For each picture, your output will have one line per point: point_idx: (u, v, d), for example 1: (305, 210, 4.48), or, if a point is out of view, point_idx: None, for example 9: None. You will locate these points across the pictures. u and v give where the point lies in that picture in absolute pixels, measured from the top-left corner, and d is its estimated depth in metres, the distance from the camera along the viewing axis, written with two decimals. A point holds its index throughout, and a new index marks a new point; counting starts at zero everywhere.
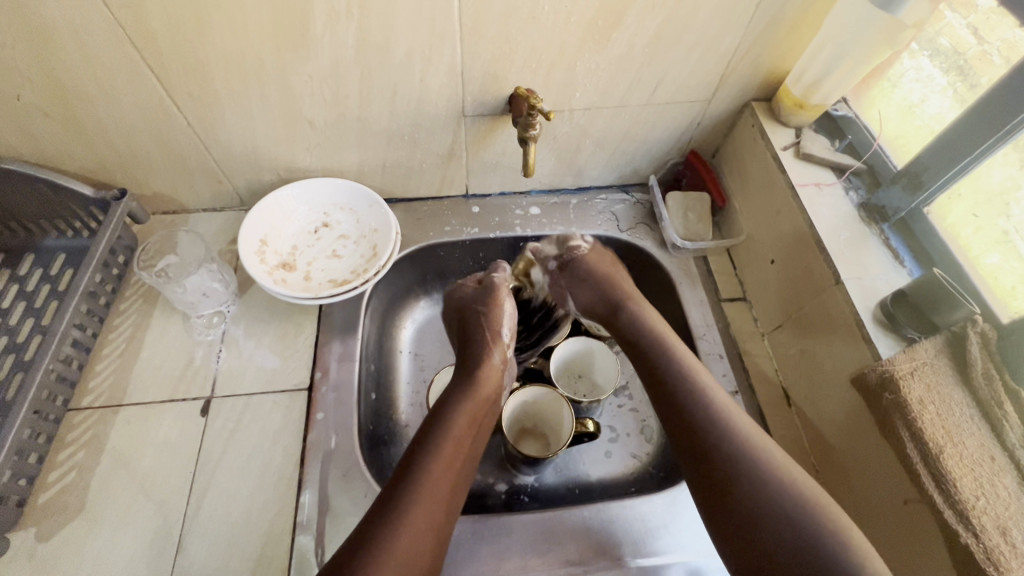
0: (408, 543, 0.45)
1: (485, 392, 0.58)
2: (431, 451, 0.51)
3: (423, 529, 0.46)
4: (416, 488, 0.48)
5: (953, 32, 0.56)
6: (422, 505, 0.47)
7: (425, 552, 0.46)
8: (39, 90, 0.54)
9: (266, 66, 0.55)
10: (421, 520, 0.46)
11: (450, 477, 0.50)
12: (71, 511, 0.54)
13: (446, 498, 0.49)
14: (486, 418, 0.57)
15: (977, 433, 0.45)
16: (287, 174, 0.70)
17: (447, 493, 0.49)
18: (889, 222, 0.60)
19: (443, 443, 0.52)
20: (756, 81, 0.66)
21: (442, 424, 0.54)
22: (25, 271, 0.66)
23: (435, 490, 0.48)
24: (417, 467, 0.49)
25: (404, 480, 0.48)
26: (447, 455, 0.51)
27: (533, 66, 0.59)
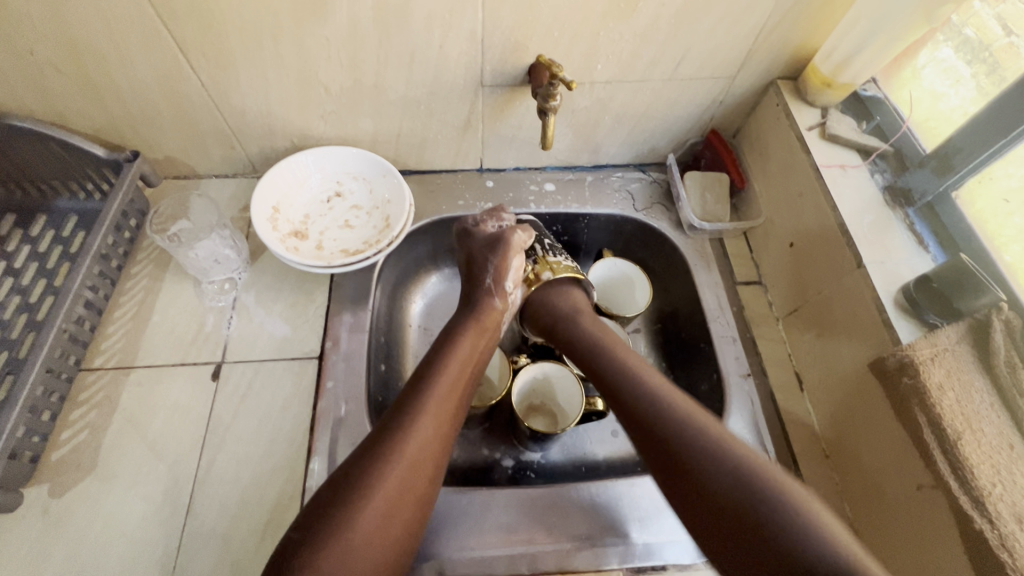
0: (414, 460, 0.47)
1: (487, 329, 0.60)
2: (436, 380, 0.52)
3: (428, 450, 0.48)
4: (424, 403, 0.50)
5: (981, 22, 0.56)
6: (428, 428, 0.49)
7: (432, 464, 0.48)
8: (52, 45, 0.53)
9: (283, 28, 0.54)
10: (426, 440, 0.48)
11: (453, 403, 0.52)
12: (83, 469, 0.54)
13: (449, 423, 0.51)
14: (486, 350, 0.59)
15: (997, 421, 0.44)
16: (301, 141, 0.69)
17: (452, 413, 0.52)
18: (914, 206, 0.59)
19: (446, 373, 0.53)
20: (783, 58, 0.64)
21: (445, 355, 0.55)
22: (36, 231, 0.66)
23: (443, 408, 0.51)
24: (424, 389, 0.51)
25: (409, 404, 0.50)
26: (451, 384, 0.53)
27: (555, 35, 0.57)
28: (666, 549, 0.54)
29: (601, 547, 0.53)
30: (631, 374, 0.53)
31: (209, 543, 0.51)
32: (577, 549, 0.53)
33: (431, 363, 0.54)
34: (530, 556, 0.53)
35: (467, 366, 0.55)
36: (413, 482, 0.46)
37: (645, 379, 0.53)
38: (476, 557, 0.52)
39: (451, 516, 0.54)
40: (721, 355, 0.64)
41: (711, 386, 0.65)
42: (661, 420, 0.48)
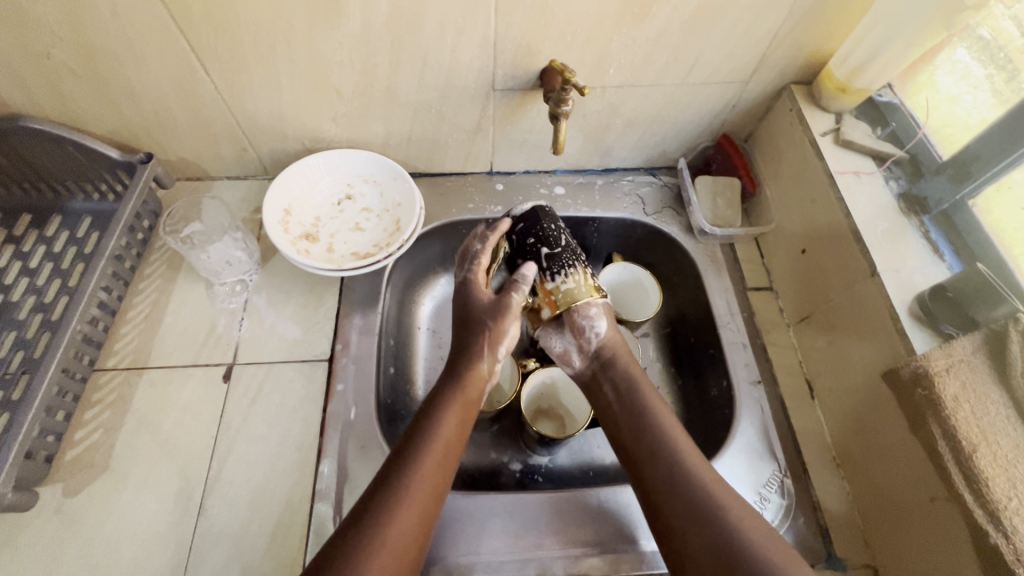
0: (390, 562, 0.42)
1: (472, 398, 0.54)
2: (419, 461, 0.48)
3: (408, 545, 0.44)
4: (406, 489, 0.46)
5: (996, 24, 0.56)
6: (407, 521, 0.45)
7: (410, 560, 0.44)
8: (69, 48, 0.54)
9: (297, 32, 0.54)
10: (403, 537, 0.44)
11: (436, 492, 0.48)
12: (97, 469, 0.55)
13: (430, 509, 0.47)
14: (470, 424, 0.54)
15: (1013, 434, 0.43)
16: (312, 144, 0.69)
17: (434, 499, 0.47)
18: (930, 214, 0.58)
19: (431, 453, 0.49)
20: (797, 63, 0.64)
21: (428, 431, 0.50)
22: (51, 232, 0.67)
23: (426, 493, 0.47)
24: (406, 472, 0.47)
25: (390, 494, 0.45)
26: (435, 465, 0.48)
27: (567, 39, 0.57)
28: None
29: (610, 553, 0.53)
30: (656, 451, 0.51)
31: (220, 545, 0.52)
32: (585, 555, 0.53)
33: (414, 440, 0.50)
34: (538, 562, 0.53)
35: (451, 441, 0.51)
36: None
37: (678, 450, 0.51)
38: (485, 562, 0.52)
39: (459, 521, 0.54)
40: (731, 361, 0.64)
41: (720, 392, 0.65)
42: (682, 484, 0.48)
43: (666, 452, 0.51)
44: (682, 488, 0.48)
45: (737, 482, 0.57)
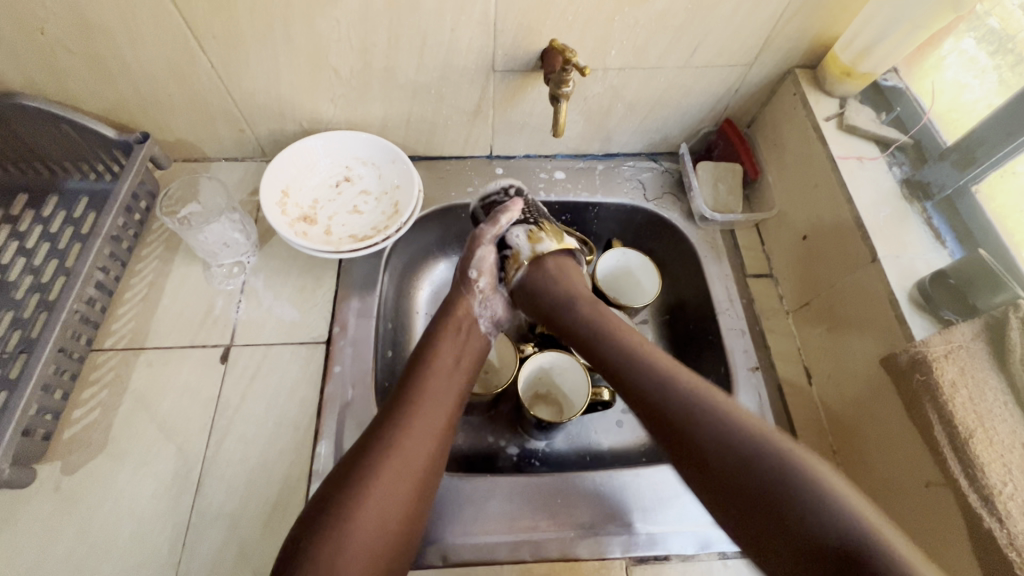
0: (400, 465, 0.48)
1: (459, 331, 0.59)
2: (419, 390, 0.53)
3: (416, 451, 0.49)
4: (406, 409, 0.51)
5: (1005, 11, 0.55)
6: (412, 438, 0.49)
7: (422, 464, 0.49)
8: (64, 24, 0.53)
9: (294, 9, 0.53)
10: (411, 449, 0.49)
11: (441, 412, 0.52)
12: (94, 447, 0.55)
13: (436, 420, 0.52)
14: (468, 349, 0.58)
15: (1010, 419, 0.43)
16: (310, 126, 0.69)
17: (437, 411, 0.52)
18: (933, 201, 0.57)
19: (430, 382, 0.54)
20: (802, 47, 0.63)
21: (424, 364, 0.55)
22: (48, 212, 0.66)
23: (426, 410, 0.52)
24: (406, 397, 0.52)
25: (392, 420, 0.50)
26: (430, 389, 0.53)
27: (569, 20, 0.56)
28: (670, 541, 0.54)
29: (604, 537, 0.54)
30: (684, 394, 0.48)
31: (217, 523, 0.52)
32: (581, 537, 0.53)
33: (413, 374, 0.55)
34: (533, 543, 0.53)
35: (447, 369, 0.55)
36: (403, 483, 0.47)
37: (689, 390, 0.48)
38: (480, 544, 0.53)
39: (455, 502, 0.55)
40: (729, 348, 0.64)
41: (718, 378, 0.65)
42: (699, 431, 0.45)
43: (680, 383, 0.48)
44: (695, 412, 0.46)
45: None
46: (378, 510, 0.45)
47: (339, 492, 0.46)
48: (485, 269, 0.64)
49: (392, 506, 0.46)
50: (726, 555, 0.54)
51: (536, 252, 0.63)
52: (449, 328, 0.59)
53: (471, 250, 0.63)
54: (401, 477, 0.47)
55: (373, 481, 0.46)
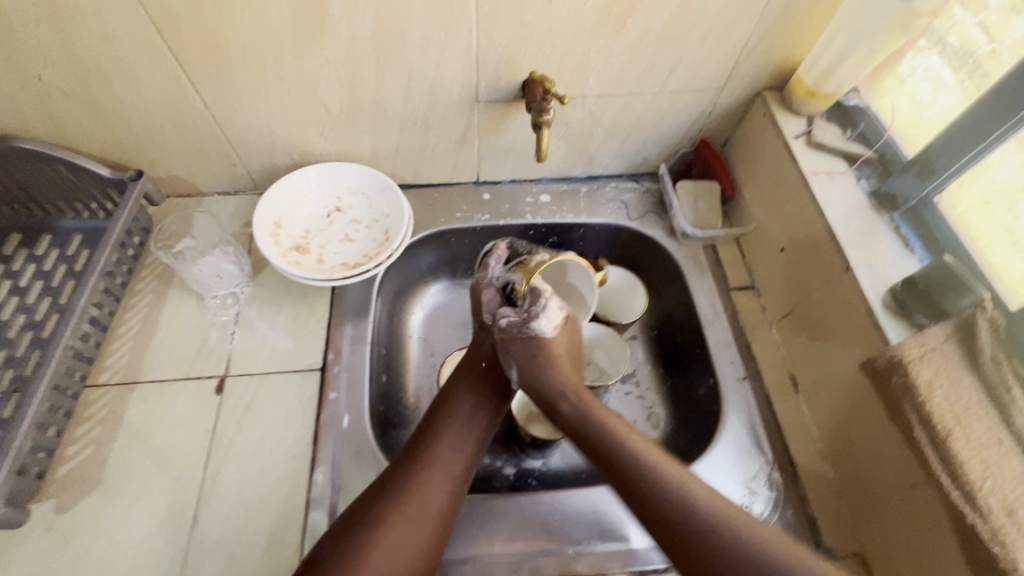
0: (417, 504, 0.49)
1: (479, 375, 0.61)
2: (441, 430, 0.56)
3: (437, 487, 0.51)
4: (429, 447, 0.54)
5: (964, 31, 0.57)
6: (433, 473, 0.52)
7: (444, 500, 0.51)
8: (61, 70, 0.55)
9: (285, 50, 0.56)
10: (430, 486, 0.51)
11: (464, 447, 0.55)
12: (88, 484, 0.55)
13: (456, 456, 0.54)
14: (488, 385, 0.60)
15: (985, 417, 0.45)
16: (302, 158, 0.71)
17: (458, 448, 0.54)
18: (900, 210, 0.60)
19: (449, 419, 0.56)
20: (768, 70, 0.66)
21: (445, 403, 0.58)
22: (42, 250, 0.67)
23: (451, 445, 0.54)
24: (429, 435, 0.55)
25: (414, 458, 0.53)
26: (451, 428, 0.56)
27: (547, 52, 0.59)
28: (668, 553, 0.54)
29: (603, 552, 0.54)
30: (651, 469, 0.48)
31: (214, 555, 0.52)
32: (580, 554, 0.54)
33: (435, 415, 0.57)
34: (533, 562, 0.53)
35: (468, 408, 0.58)
36: (421, 520, 0.49)
37: (668, 476, 0.47)
38: (480, 565, 0.53)
39: (453, 523, 0.55)
40: (717, 360, 0.65)
41: (708, 390, 0.66)
42: (683, 517, 0.45)
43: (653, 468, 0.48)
44: (641, 483, 0.47)
45: (722, 476, 0.58)
46: (391, 549, 0.47)
47: (357, 530, 0.47)
48: (497, 310, 0.63)
49: (402, 550, 0.47)
50: None
51: (533, 272, 0.62)
52: (471, 372, 0.61)
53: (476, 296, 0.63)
54: (420, 514, 0.49)
55: (388, 523, 0.48)
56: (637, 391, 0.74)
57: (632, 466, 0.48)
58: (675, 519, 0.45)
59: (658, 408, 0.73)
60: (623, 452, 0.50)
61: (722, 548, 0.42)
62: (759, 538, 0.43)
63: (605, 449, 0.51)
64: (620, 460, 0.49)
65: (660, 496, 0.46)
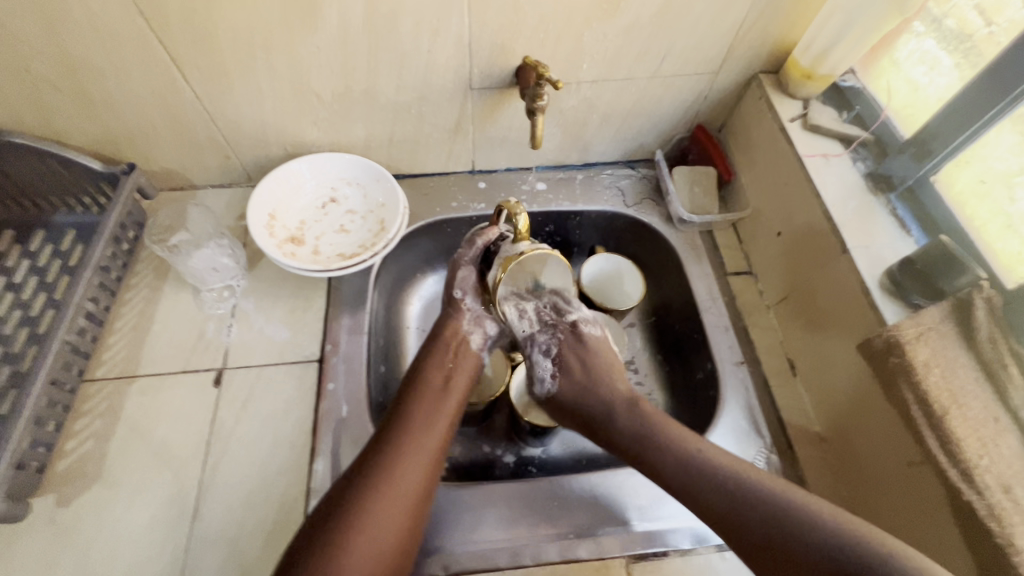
0: (392, 490, 0.49)
1: (450, 352, 0.60)
2: (410, 415, 0.54)
3: (413, 470, 0.50)
4: (401, 431, 0.53)
5: (960, 14, 0.56)
6: (404, 458, 0.51)
7: (420, 483, 0.50)
8: (49, 62, 0.54)
9: (276, 39, 0.55)
10: (404, 470, 0.50)
11: (436, 431, 0.54)
12: (89, 478, 0.55)
13: (430, 439, 0.53)
14: (458, 370, 0.59)
15: (982, 395, 0.45)
16: (295, 150, 0.70)
17: (433, 431, 0.54)
18: (896, 192, 0.60)
19: (420, 403, 0.55)
20: (763, 53, 0.66)
21: (413, 389, 0.57)
22: (36, 246, 0.67)
23: (425, 428, 0.53)
24: (401, 420, 0.54)
25: (385, 443, 0.52)
26: (421, 412, 0.55)
27: (540, 37, 0.59)
28: (667, 537, 0.54)
29: (603, 537, 0.54)
30: (687, 458, 0.51)
31: (217, 546, 0.52)
32: (579, 539, 0.54)
33: (404, 400, 0.56)
34: (533, 547, 0.53)
35: (437, 392, 0.57)
36: (397, 503, 0.48)
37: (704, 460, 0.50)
38: (480, 550, 0.53)
39: (452, 511, 0.55)
40: (714, 344, 0.66)
41: (706, 374, 0.66)
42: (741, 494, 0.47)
43: (690, 452, 0.51)
44: (695, 474, 0.50)
45: None
46: (368, 536, 0.46)
47: (331, 519, 0.46)
48: (468, 288, 0.62)
49: (379, 531, 0.47)
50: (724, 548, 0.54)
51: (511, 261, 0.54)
52: (441, 348, 0.60)
53: (454, 273, 0.62)
54: (394, 500, 0.48)
55: (362, 510, 0.47)
56: (635, 378, 0.75)
57: (689, 459, 0.51)
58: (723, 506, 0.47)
59: (656, 395, 0.73)
60: (680, 466, 0.51)
61: (756, 501, 0.46)
62: (784, 488, 0.46)
63: (650, 452, 0.53)
64: (661, 464, 0.52)
65: (712, 479, 0.49)
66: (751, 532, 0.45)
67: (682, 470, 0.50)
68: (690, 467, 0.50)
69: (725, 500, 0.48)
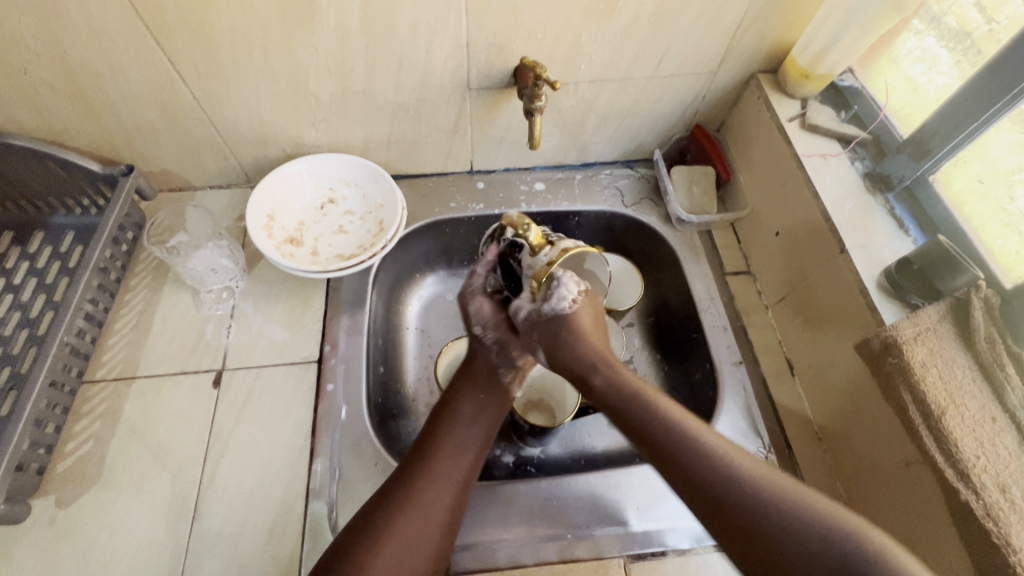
0: (417, 514, 0.48)
1: (483, 381, 0.59)
2: (441, 438, 0.54)
3: (439, 497, 0.50)
4: (432, 455, 0.53)
5: (959, 11, 0.56)
6: (433, 482, 0.51)
7: (445, 509, 0.50)
8: (46, 64, 0.54)
9: (273, 40, 0.55)
10: (430, 496, 0.50)
11: (466, 455, 0.54)
12: (89, 479, 0.55)
13: (460, 464, 0.53)
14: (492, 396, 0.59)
15: (979, 395, 0.45)
16: (294, 151, 0.70)
17: (464, 458, 0.53)
18: (894, 191, 0.60)
19: (452, 426, 0.55)
20: (761, 53, 0.66)
21: (446, 412, 0.57)
22: (35, 247, 0.67)
23: (455, 453, 0.53)
24: (434, 444, 0.54)
25: (414, 466, 0.52)
26: (454, 437, 0.54)
27: (538, 37, 0.59)
28: (665, 537, 0.55)
29: (601, 536, 0.54)
30: (684, 436, 0.45)
31: (216, 547, 0.52)
32: (577, 538, 0.54)
33: (436, 422, 0.56)
34: (532, 547, 0.54)
35: (469, 416, 0.57)
36: (421, 530, 0.48)
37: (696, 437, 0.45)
38: (479, 551, 0.53)
39: None
40: (713, 344, 0.66)
41: (704, 374, 0.67)
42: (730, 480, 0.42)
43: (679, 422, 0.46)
44: (687, 453, 0.44)
45: None
46: (391, 561, 0.46)
47: (355, 542, 0.47)
48: (486, 320, 0.60)
49: (407, 555, 0.47)
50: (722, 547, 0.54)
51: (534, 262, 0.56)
52: (475, 378, 0.59)
53: (467, 308, 0.61)
54: (419, 526, 0.48)
55: (387, 534, 0.47)
56: None
57: (701, 448, 0.44)
58: (708, 489, 0.43)
59: None
60: (683, 443, 0.45)
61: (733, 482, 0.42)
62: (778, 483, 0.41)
63: (627, 408, 0.49)
64: (644, 428, 0.47)
65: (695, 453, 0.44)
66: (725, 489, 0.42)
67: (677, 451, 0.45)
68: (698, 457, 0.44)
69: (732, 487, 0.42)
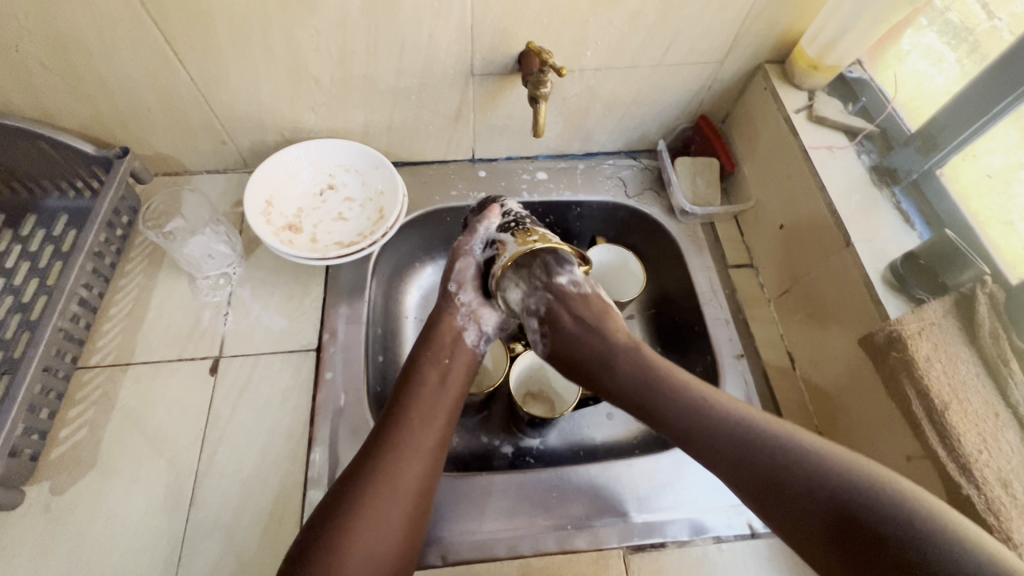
0: (388, 492, 0.48)
1: (444, 349, 0.57)
2: (404, 413, 0.52)
3: (411, 475, 0.49)
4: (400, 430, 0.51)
5: (964, 6, 0.56)
6: (403, 459, 0.49)
7: (415, 486, 0.49)
8: (39, 41, 0.53)
9: (273, 21, 0.54)
10: (400, 472, 0.49)
11: (432, 431, 0.52)
12: (83, 466, 0.55)
13: (428, 442, 0.51)
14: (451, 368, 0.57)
15: (982, 390, 0.45)
16: (292, 135, 0.69)
17: (432, 433, 0.52)
18: (901, 184, 0.60)
19: (417, 398, 0.53)
20: (769, 43, 0.65)
21: (411, 384, 0.55)
22: (27, 231, 0.66)
23: (427, 427, 0.52)
24: (400, 418, 0.52)
25: (382, 441, 0.50)
26: (417, 410, 0.53)
27: (544, 23, 0.58)
28: (663, 529, 0.55)
29: (600, 527, 0.54)
30: (703, 406, 0.47)
31: (214, 535, 0.52)
32: (577, 529, 0.54)
33: (401, 394, 0.54)
34: (531, 538, 0.53)
35: (433, 389, 0.54)
36: (390, 509, 0.47)
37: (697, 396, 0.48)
38: (478, 542, 0.53)
39: (450, 503, 0.55)
40: (715, 337, 0.65)
41: (705, 367, 0.66)
42: (751, 457, 0.44)
43: (706, 407, 0.47)
44: (705, 424, 0.46)
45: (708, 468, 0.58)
46: (366, 545, 0.46)
47: (323, 525, 0.46)
48: (465, 282, 0.61)
49: (382, 535, 0.46)
50: (720, 539, 0.55)
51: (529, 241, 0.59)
52: (439, 345, 0.57)
53: (451, 262, 0.62)
54: (389, 506, 0.47)
55: (359, 514, 0.46)
56: None
57: (702, 407, 0.47)
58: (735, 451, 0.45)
59: None
60: (703, 418, 0.47)
61: (772, 456, 0.43)
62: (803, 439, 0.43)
63: (654, 398, 0.49)
64: (670, 411, 0.48)
65: (722, 423, 0.46)
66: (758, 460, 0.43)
67: (699, 421, 0.46)
68: (701, 417, 0.47)
69: (780, 456, 0.43)
